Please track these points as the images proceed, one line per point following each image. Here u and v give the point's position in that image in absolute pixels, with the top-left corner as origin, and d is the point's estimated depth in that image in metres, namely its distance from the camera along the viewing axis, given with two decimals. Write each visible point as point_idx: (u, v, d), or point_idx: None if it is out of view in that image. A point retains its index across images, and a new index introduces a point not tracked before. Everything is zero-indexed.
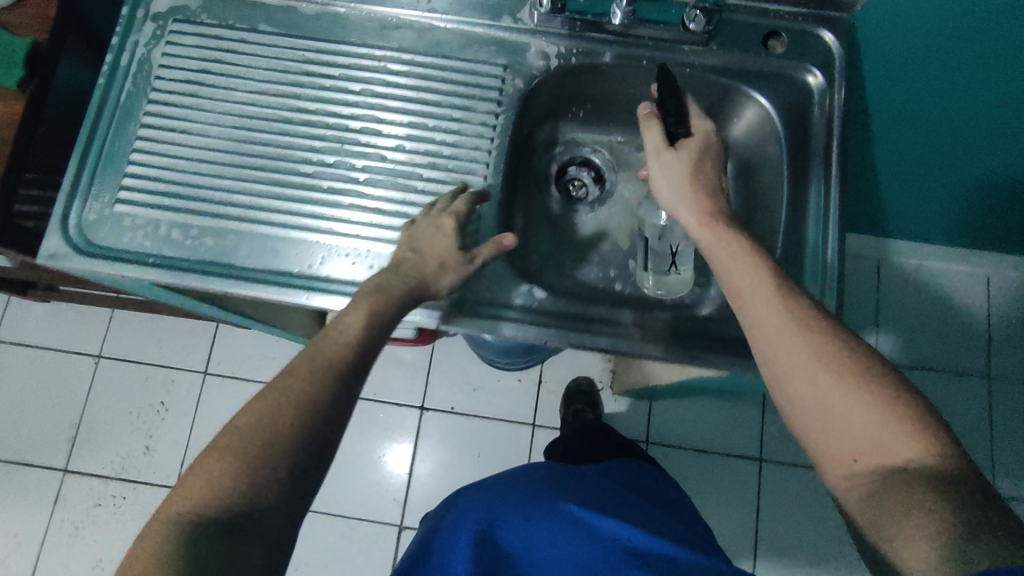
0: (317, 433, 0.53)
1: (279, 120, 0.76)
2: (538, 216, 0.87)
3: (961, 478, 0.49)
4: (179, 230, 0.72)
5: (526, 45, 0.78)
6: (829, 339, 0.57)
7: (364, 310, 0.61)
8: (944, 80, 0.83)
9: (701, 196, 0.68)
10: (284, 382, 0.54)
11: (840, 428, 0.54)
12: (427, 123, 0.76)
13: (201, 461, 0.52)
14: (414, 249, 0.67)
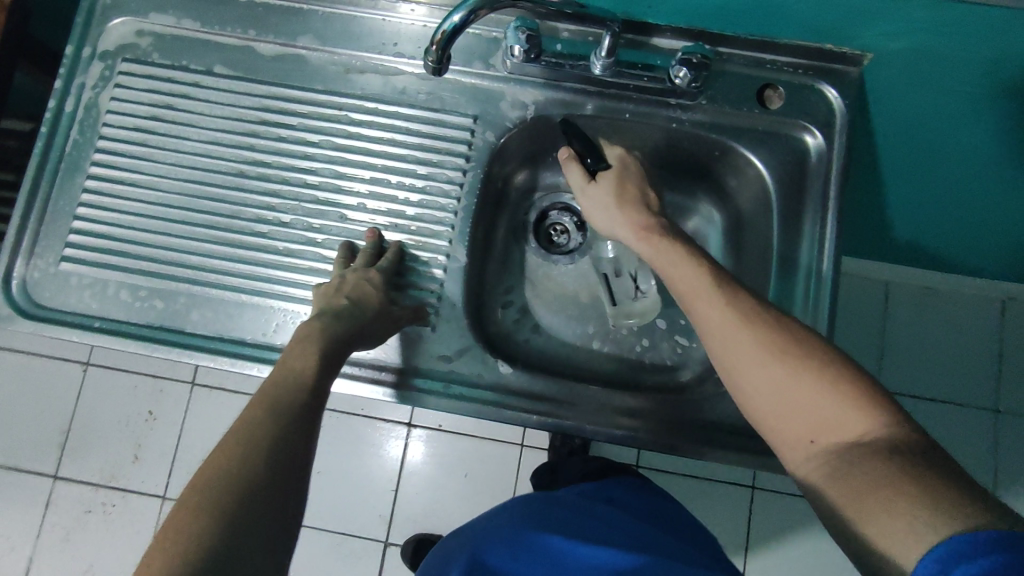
0: (288, 477, 0.48)
1: (232, 173, 0.71)
2: (516, 264, 0.83)
3: (920, 445, 0.45)
4: (128, 291, 0.69)
5: (500, 93, 0.74)
6: (773, 328, 0.54)
7: (312, 350, 0.57)
8: (964, 141, 0.74)
9: (633, 215, 0.66)
10: (236, 436, 0.48)
11: (796, 412, 0.50)
12: (389, 179, 0.71)
13: (152, 549, 0.42)
14: (344, 297, 0.63)
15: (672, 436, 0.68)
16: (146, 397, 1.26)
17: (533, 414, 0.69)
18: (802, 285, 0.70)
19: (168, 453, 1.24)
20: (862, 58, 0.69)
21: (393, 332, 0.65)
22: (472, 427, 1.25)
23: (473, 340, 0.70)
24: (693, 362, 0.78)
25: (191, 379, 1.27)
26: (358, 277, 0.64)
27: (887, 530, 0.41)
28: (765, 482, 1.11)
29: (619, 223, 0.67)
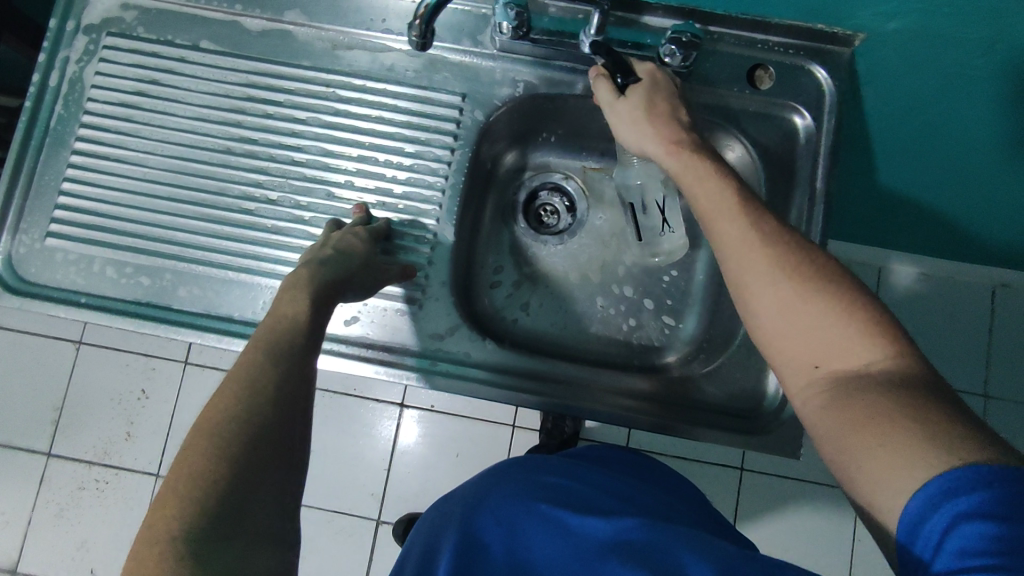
0: (289, 430, 0.47)
1: (220, 150, 0.71)
2: (504, 244, 0.83)
3: (922, 376, 0.46)
4: (114, 267, 0.69)
5: (489, 72, 0.73)
6: (792, 252, 0.53)
7: (301, 295, 0.56)
8: (957, 122, 0.74)
9: (664, 130, 0.62)
10: (232, 389, 0.47)
11: (805, 338, 0.51)
12: (377, 157, 0.71)
13: (160, 503, 0.41)
14: (331, 249, 0.62)
15: (658, 414, 0.69)
16: (139, 375, 1.27)
17: (519, 391, 0.69)
18: None
19: (162, 430, 1.25)
20: (854, 39, 0.68)
21: (381, 285, 0.65)
22: (464, 407, 1.25)
23: (461, 318, 0.71)
24: (679, 342, 0.79)
25: (184, 358, 1.27)
26: (345, 233, 0.64)
27: (878, 455, 0.43)
28: (752, 463, 1.13)
29: (647, 139, 0.63)
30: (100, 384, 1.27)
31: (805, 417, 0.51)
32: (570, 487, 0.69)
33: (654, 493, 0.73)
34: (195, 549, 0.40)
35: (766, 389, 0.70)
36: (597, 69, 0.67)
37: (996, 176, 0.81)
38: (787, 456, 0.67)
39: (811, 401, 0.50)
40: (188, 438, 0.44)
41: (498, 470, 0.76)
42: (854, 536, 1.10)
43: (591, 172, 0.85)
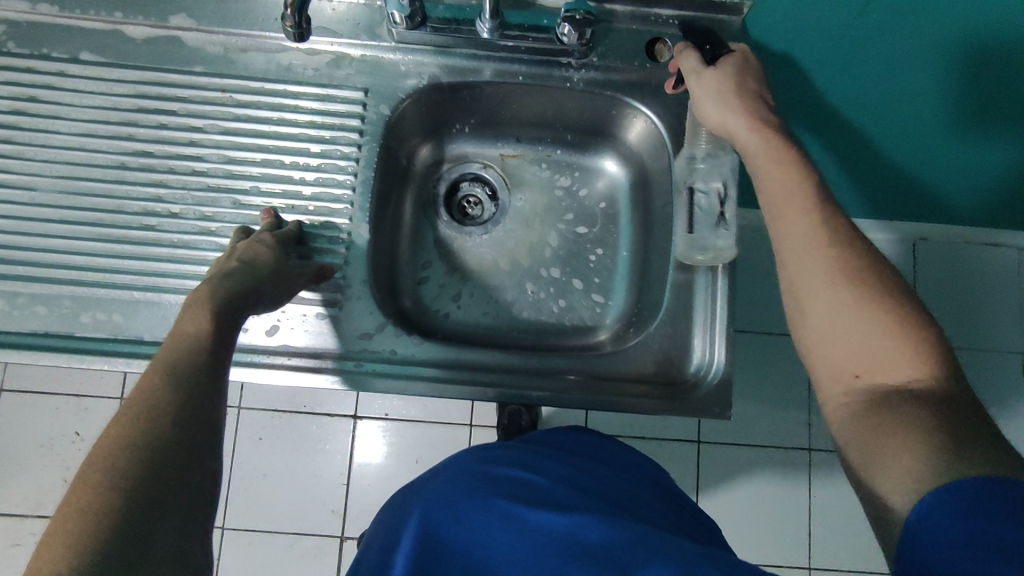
0: (191, 449, 0.45)
1: (115, 166, 0.67)
2: (428, 240, 0.82)
3: (961, 401, 0.48)
4: (6, 299, 0.65)
5: (391, 64, 0.72)
6: (859, 256, 0.54)
7: (204, 309, 0.53)
8: (851, 78, 0.77)
9: (747, 107, 0.61)
10: (128, 412, 0.44)
11: (850, 343, 0.52)
12: (282, 160, 0.69)
13: (49, 534, 0.38)
14: (236, 261, 0.59)
15: (594, 390, 0.69)
16: (69, 417, 1.19)
17: (453, 383, 0.68)
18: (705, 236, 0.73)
19: None
20: (743, 7, 0.70)
21: (293, 291, 0.62)
22: (419, 412, 1.23)
23: (383, 316, 0.69)
24: (611, 320, 0.79)
25: (119, 393, 1.20)
26: (248, 245, 0.61)
27: (906, 468, 0.45)
28: (707, 434, 1.14)
29: (730, 110, 0.62)
30: (20, 431, 1.17)
31: (835, 419, 0.53)
32: (523, 473, 0.65)
33: (607, 470, 0.72)
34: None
35: (694, 355, 0.71)
36: (685, 45, 0.68)
37: (894, 129, 0.85)
38: (718, 417, 0.68)
39: (847, 404, 0.52)
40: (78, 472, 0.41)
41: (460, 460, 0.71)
42: (812, 493, 1.13)
43: (509, 159, 0.85)
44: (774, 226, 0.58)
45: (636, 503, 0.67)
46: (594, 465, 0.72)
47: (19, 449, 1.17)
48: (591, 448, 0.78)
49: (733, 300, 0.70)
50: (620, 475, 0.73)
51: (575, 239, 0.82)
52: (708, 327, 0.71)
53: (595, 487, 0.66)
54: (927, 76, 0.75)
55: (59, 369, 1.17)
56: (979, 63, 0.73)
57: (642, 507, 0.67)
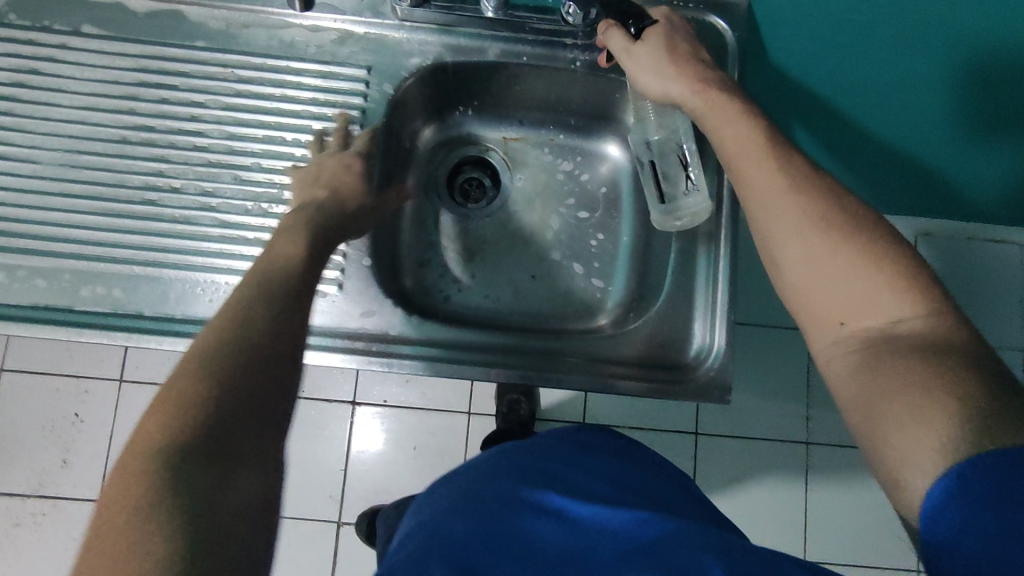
0: (276, 362, 0.46)
1: (117, 140, 0.67)
2: (430, 221, 0.81)
3: (951, 336, 0.46)
4: (6, 272, 0.64)
5: (395, 42, 0.72)
6: (823, 196, 0.53)
7: (299, 236, 0.56)
8: (861, 67, 0.75)
9: (686, 71, 0.63)
10: (221, 318, 0.46)
11: (827, 289, 0.51)
12: (284, 137, 0.69)
13: (141, 425, 0.40)
14: (325, 188, 0.63)
15: (593, 369, 0.69)
16: (70, 397, 1.19)
17: (451, 362, 0.68)
18: (707, 223, 0.73)
19: (100, 452, 1.17)
20: None
21: (377, 214, 0.68)
22: (417, 398, 1.23)
23: (383, 294, 0.69)
24: (611, 304, 0.79)
25: (119, 374, 1.20)
26: (337, 167, 0.65)
27: (897, 415, 0.44)
28: (706, 425, 1.14)
29: (672, 80, 0.63)
30: (20, 410, 1.18)
31: (828, 374, 0.51)
32: (568, 471, 0.63)
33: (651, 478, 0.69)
34: (175, 469, 0.38)
35: (694, 339, 0.71)
36: (608, 22, 0.67)
37: (906, 119, 0.83)
38: (717, 401, 0.68)
39: (838, 356, 0.50)
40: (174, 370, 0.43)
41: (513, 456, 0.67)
42: (808, 485, 1.13)
43: (512, 142, 0.84)
44: (734, 182, 0.57)
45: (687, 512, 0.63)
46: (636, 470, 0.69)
47: (18, 428, 1.17)
48: (605, 441, 0.74)
49: (735, 286, 0.70)
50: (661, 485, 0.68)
51: (577, 223, 0.82)
52: (710, 311, 0.71)
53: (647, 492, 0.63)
54: (939, 63, 0.73)
55: (58, 348, 1.17)
56: (972, 52, 0.71)
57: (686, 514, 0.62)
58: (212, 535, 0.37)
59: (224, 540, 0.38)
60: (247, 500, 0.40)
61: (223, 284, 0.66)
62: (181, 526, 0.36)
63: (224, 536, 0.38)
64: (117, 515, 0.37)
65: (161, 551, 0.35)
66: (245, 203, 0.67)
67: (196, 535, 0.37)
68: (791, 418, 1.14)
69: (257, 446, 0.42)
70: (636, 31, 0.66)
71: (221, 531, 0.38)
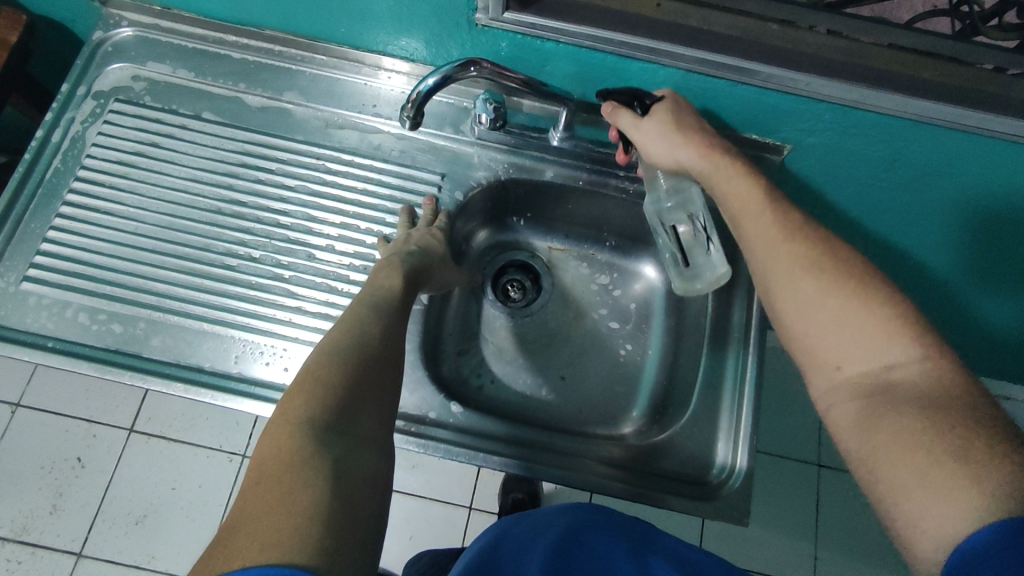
0: (388, 368, 0.54)
1: (211, 210, 0.75)
2: (472, 314, 0.87)
3: (946, 382, 0.46)
4: (88, 313, 0.70)
5: (470, 154, 0.81)
6: (818, 248, 0.55)
7: (395, 272, 0.65)
8: (882, 216, 0.84)
9: (694, 139, 0.63)
10: (345, 326, 0.55)
11: (823, 335, 0.52)
12: (359, 225, 0.77)
13: (281, 406, 0.47)
14: (414, 244, 0.71)
15: (616, 473, 0.71)
16: (75, 442, 1.16)
17: (485, 451, 0.70)
18: (732, 349, 0.78)
19: (92, 504, 1.14)
20: (782, 149, 0.79)
21: (452, 281, 0.77)
22: (419, 484, 1.17)
23: (427, 378, 0.73)
24: (636, 413, 0.83)
25: (130, 425, 1.18)
26: (428, 232, 0.74)
27: (896, 466, 0.44)
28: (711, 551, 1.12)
29: (680, 149, 0.63)
30: (22, 447, 1.16)
31: (828, 419, 0.52)
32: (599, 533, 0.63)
33: (671, 539, 0.67)
34: (310, 450, 0.43)
35: (717, 457, 0.73)
36: (613, 103, 0.67)
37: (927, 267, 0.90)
38: (737, 523, 0.69)
39: (837, 398, 0.51)
40: (309, 363, 0.51)
41: (551, 514, 0.67)
42: None
43: (556, 252, 0.92)
44: (739, 235, 0.59)
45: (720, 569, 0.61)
46: (651, 534, 0.67)
47: (17, 465, 1.15)
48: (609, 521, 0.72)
49: (758, 410, 0.74)
50: (672, 543, 0.65)
51: (609, 332, 0.87)
52: (734, 433, 0.73)
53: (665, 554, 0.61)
54: (954, 225, 0.81)
55: (81, 389, 1.19)
56: (947, 196, 0.77)
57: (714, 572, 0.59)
58: (352, 490, 0.42)
59: (361, 497, 0.43)
60: (375, 471, 0.46)
61: (281, 350, 0.71)
62: (324, 475, 0.42)
63: (359, 495, 0.43)
64: (274, 467, 0.42)
65: (314, 498, 0.40)
66: (315, 279, 0.74)
67: (341, 487, 0.42)
68: (798, 556, 1.12)
69: (371, 444, 0.47)
70: (644, 110, 0.66)
71: (357, 490, 0.43)
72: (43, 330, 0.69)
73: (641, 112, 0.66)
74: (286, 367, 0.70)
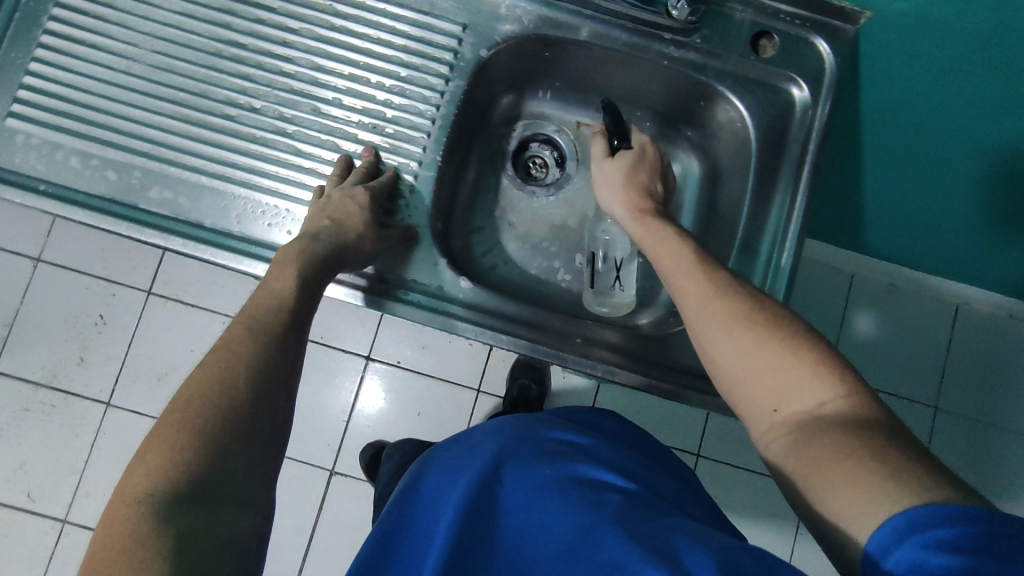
0: (265, 409, 0.46)
1: (209, 52, 0.68)
2: (489, 189, 0.82)
3: (876, 416, 0.43)
4: (79, 157, 0.66)
5: (496, 4, 0.71)
6: (747, 299, 0.52)
7: (292, 267, 0.56)
8: (945, 117, 0.72)
9: (634, 199, 0.67)
10: (207, 370, 0.46)
11: (758, 381, 0.48)
12: (368, 78, 0.69)
13: (151, 435, 0.43)
14: (327, 217, 0.61)
15: (620, 358, 0.69)
16: (96, 299, 1.18)
17: (488, 329, 0.67)
18: (766, 246, 0.72)
19: (114, 359, 1.17)
20: (860, 16, 0.67)
21: (380, 251, 0.65)
22: (429, 364, 1.18)
23: (438, 251, 0.69)
24: (654, 305, 0.79)
25: (147, 287, 1.18)
26: (342, 198, 0.62)
27: (840, 499, 0.39)
28: (710, 450, 1.13)
29: (618, 203, 0.68)
30: (44, 301, 1.17)
31: (770, 461, 0.47)
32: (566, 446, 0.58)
33: (619, 456, 0.58)
34: (160, 485, 0.40)
35: None
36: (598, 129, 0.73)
37: (966, 183, 0.80)
38: None
39: (775, 445, 0.46)
40: (161, 415, 0.44)
41: (510, 419, 0.63)
42: (797, 530, 1.11)
43: (584, 128, 0.84)
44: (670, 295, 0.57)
45: (652, 512, 0.49)
46: (599, 447, 0.59)
47: (42, 318, 1.17)
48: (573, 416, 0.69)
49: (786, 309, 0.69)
50: (619, 468, 0.56)
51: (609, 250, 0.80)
52: None
53: (598, 486, 0.51)
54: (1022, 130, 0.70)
55: (98, 249, 1.18)
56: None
57: (639, 514, 0.48)
58: (208, 514, 0.41)
59: (218, 519, 0.41)
60: (239, 497, 0.42)
61: (283, 211, 0.67)
62: (174, 508, 0.40)
63: (216, 523, 0.41)
64: (104, 559, 0.38)
65: (155, 542, 0.38)
66: (319, 136, 0.68)
67: (193, 518, 0.40)
68: None
69: (248, 456, 0.44)
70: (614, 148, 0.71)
71: (217, 513, 0.41)
72: (35, 172, 0.65)
73: (609, 151, 0.72)
74: (289, 229, 0.66)
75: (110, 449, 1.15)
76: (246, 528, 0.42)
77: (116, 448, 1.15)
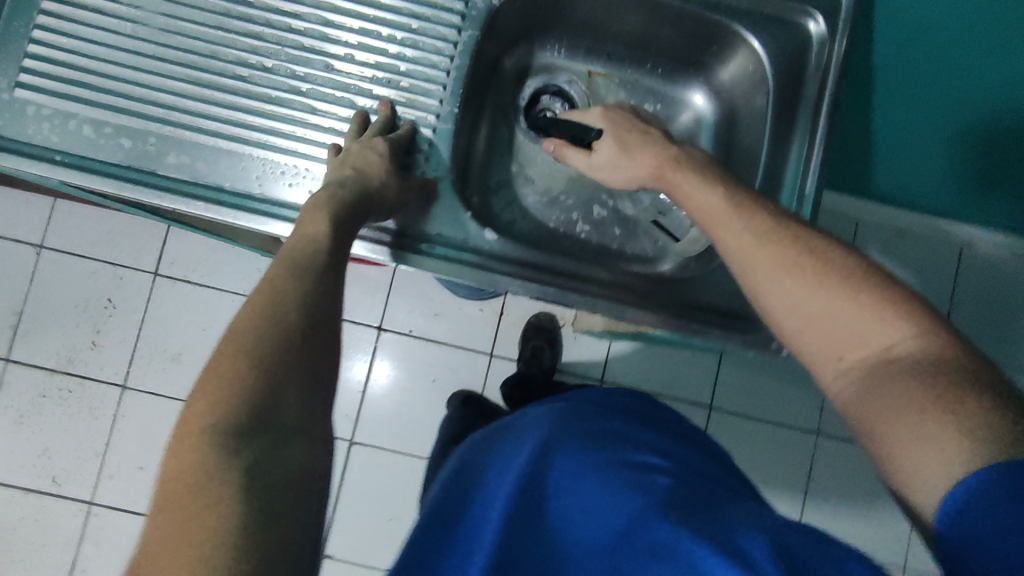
0: (317, 347, 0.46)
1: (216, 13, 0.67)
2: (503, 143, 0.81)
3: (946, 352, 0.44)
4: (92, 126, 0.65)
5: None
6: (797, 245, 0.51)
7: (325, 216, 0.55)
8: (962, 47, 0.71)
9: (652, 159, 0.63)
10: (256, 308, 0.46)
11: (820, 328, 0.49)
12: (379, 32, 0.68)
13: (207, 372, 0.43)
14: (350, 168, 0.60)
15: (647, 303, 0.68)
16: (104, 283, 1.17)
17: (519, 281, 0.67)
18: (785, 187, 0.72)
19: (127, 343, 1.17)
20: None
21: (405, 202, 0.64)
22: (442, 331, 1.18)
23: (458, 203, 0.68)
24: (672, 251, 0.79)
25: (154, 269, 1.18)
26: (362, 148, 0.62)
27: (913, 449, 0.40)
28: (722, 401, 1.15)
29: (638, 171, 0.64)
30: (51, 288, 1.17)
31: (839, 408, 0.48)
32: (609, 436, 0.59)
33: (662, 447, 0.59)
34: (227, 419, 0.40)
35: None
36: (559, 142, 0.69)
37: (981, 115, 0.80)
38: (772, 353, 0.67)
39: (844, 392, 0.48)
40: (215, 353, 0.44)
41: (554, 409, 0.64)
42: (810, 473, 1.14)
43: (594, 77, 0.83)
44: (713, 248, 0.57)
45: (697, 498, 0.49)
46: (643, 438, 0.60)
47: (50, 305, 1.17)
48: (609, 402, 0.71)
49: None
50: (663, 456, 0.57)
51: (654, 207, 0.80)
52: None
53: (642, 471, 0.53)
54: None
55: (101, 234, 1.17)
56: None
57: (686, 499, 0.48)
58: (277, 446, 0.41)
59: (287, 451, 0.41)
60: (302, 428, 0.43)
61: (303, 170, 0.66)
62: (246, 438, 0.40)
63: (286, 454, 0.41)
64: (177, 489, 0.38)
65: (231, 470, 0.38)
66: (334, 93, 0.67)
67: (263, 450, 0.40)
68: (808, 407, 1.15)
69: (307, 392, 0.44)
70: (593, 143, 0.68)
71: (285, 446, 0.41)
72: (49, 144, 0.64)
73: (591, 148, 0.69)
74: (310, 188, 0.66)
75: (130, 432, 1.16)
76: (313, 458, 0.42)
77: (135, 430, 1.16)
